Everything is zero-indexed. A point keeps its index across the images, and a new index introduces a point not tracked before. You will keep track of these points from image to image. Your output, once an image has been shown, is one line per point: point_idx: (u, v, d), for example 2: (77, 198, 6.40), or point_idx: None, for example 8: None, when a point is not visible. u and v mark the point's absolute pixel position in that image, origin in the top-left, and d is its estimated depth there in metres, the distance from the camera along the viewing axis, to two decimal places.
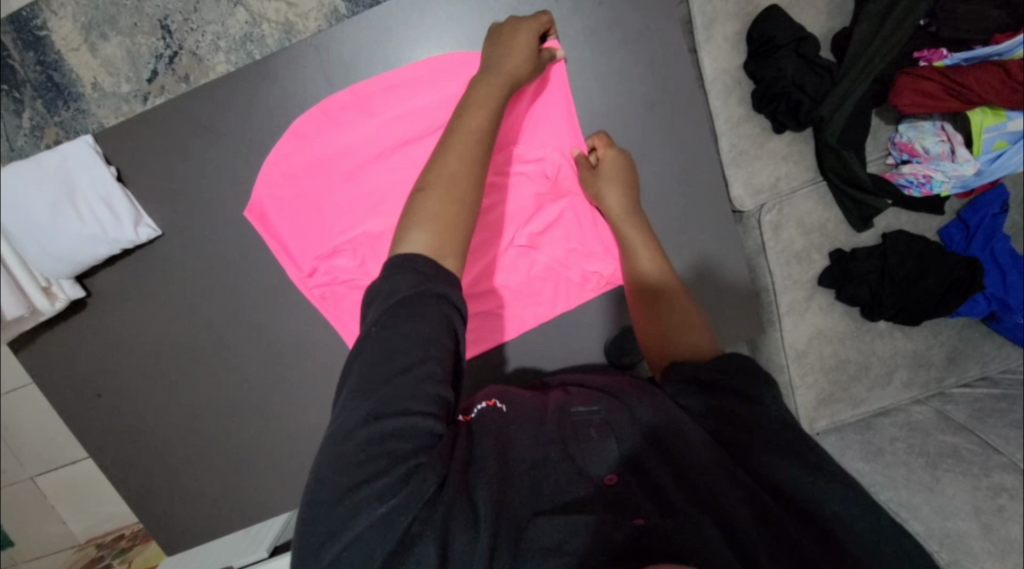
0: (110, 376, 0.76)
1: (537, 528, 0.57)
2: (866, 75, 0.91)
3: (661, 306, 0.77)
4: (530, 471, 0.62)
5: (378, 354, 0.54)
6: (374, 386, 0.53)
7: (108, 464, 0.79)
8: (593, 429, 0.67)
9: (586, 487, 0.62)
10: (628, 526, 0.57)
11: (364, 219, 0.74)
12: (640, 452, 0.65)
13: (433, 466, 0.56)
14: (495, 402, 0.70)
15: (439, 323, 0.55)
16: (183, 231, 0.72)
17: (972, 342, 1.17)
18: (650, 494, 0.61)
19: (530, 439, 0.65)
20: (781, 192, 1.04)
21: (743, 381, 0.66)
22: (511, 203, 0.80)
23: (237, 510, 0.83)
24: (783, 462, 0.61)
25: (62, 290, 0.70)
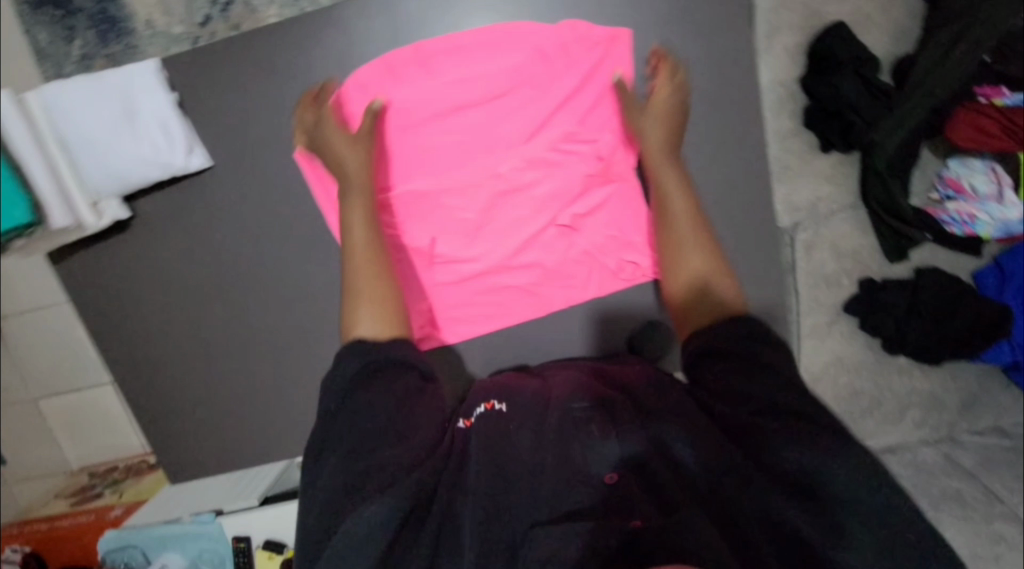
0: (142, 299, 0.78)
1: (533, 542, 0.56)
2: (924, 105, 0.89)
3: (680, 253, 0.72)
4: (523, 466, 0.63)
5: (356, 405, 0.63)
6: (356, 421, 0.63)
7: (133, 384, 0.83)
8: (594, 427, 0.66)
9: (587, 489, 0.60)
10: (620, 530, 0.55)
11: (411, 178, 0.74)
12: (638, 450, 0.64)
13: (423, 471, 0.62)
14: (492, 405, 0.72)
15: (399, 376, 0.66)
16: (231, 167, 0.73)
17: (988, 391, 1.15)
18: (650, 492, 0.61)
19: (527, 439, 0.66)
20: (819, 213, 1.03)
21: (761, 374, 0.61)
22: (559, 182, 0.76)
23: (249, 447, 0.86)
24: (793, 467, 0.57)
25: (108, 208, 0.70)
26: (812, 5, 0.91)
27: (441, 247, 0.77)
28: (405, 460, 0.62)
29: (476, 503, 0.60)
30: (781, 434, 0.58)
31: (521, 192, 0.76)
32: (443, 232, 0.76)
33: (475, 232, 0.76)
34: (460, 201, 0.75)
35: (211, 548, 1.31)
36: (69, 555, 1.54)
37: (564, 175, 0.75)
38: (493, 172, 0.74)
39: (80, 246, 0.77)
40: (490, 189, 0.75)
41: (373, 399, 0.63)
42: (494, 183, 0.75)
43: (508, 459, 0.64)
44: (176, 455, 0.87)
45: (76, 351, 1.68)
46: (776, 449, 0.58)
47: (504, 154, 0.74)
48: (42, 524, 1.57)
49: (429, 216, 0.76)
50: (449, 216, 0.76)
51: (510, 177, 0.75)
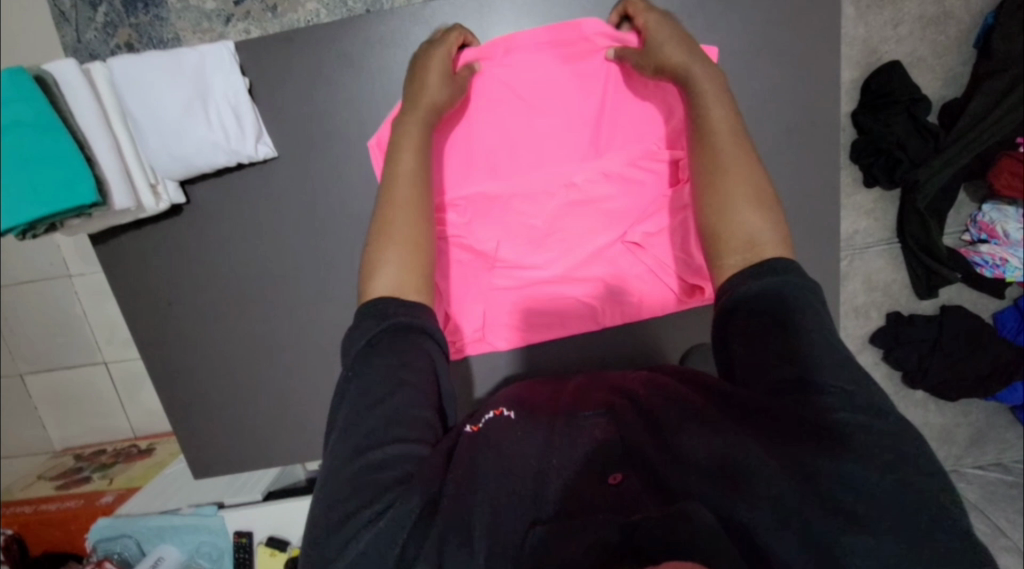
0: (189, 285, 0.76)
1: (532, 538, 0.50)
2: (971, 150, 0.91)
3: (728, 183, 0.58)
4: (515, 463, 0.55)
5: (364, 385, 0.54)
6: (360, 418, 0.52)
7: (166, 372, 0.79)
8: (597, 433, 0.59)
9: (587, 487, 0.55)
10: (619, 522, 0.49)
11: (484, 180, 0.73)
12: (643, 445, 0.57)
13: (426, 468, 0.52)
14: (503, 410, 0.62)
15: (415, 350, 0.56)
16: (298, 157, 0.71)
17: (996, 428, 1.19)
18: (655, 489, 0.54)
19: (532, 441, 0.58)
20: (856, 245, 1.05)
21: (807, 341, 0.50)
22: (631, 197, 0.74)
23: (280, 446, 0.83)
24: (814, 447, 0.48)
25: (166, 192, 0.68)
26: (870, 42, 0.93)
27: (505, 252, 0.75)
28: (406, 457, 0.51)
29: (477, 500, 0.51)
30: (794, 408, 0.49)
31: (591, 204, 0.74)
32: (510, 237, 0.75)
33: (541, 240, 0.75)
34: (531, 207, 0.74)
35: (211, 541, 1.28)
36: (54, 539, 1.48)
37: (638, 191, 0.73)
38: (567, 181, 0.73)
39: (125, 227, 0.73)
40: (561, 197, 0.74)
41: (385, 376, 0.54)
42: (566, 192, 0.73)
43: (506, 456, 0.55)
44: (199, 450, 0.83)
45: (69, 331, 1.61)
46: (804, 423, 0.48)
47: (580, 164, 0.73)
48: (22, 508, 1.49)
49: (498, 219, 0.74)
50: (517, 222, 0.74)
51: (583, 187, 0.73)
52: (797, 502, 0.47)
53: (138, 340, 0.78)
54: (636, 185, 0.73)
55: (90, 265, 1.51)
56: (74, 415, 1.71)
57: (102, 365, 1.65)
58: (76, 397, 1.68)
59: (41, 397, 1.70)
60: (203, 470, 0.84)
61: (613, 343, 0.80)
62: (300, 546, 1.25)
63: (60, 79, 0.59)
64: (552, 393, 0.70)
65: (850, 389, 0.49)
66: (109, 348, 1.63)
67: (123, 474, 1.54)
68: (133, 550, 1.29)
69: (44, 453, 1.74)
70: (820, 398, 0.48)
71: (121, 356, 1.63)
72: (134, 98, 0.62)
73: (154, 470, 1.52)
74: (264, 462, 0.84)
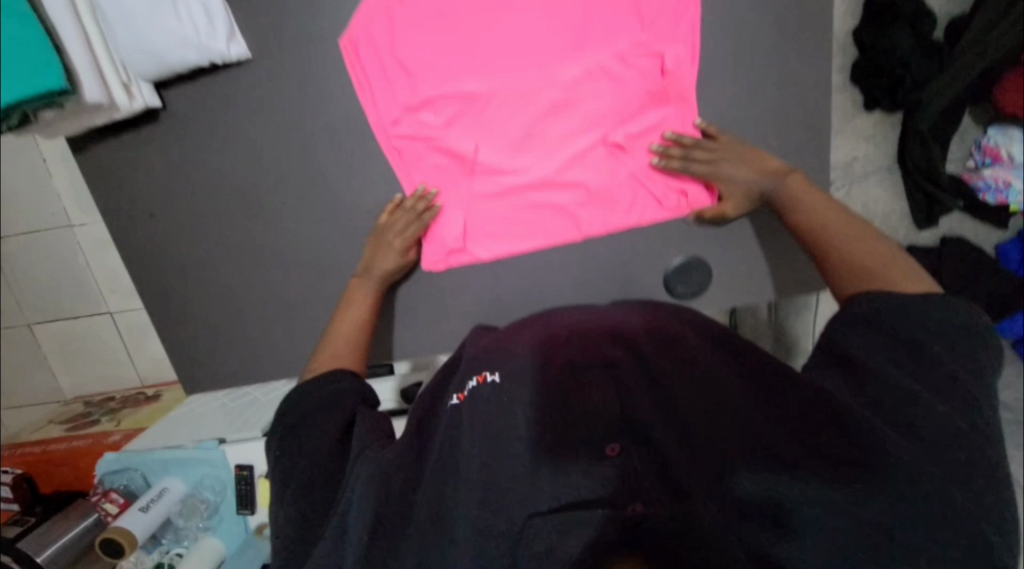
0: (172, 197, 0.76)
1: (533, 527, 0.56)
2: (978, 64, 0.86)
3: (845, 253, 0.63)
4: (508, 442, 0.61)
5: (303, 428, 0.65)
6: (299, 449, 0.64)
7: (155, 287, 0.81)
8: (595, 393, 0.66)
9: (595, 467, 0.59)
10: (625, 517, 0.54)
11: (457, 79, 0.71)
12: (641, 412, 0.64)
13: (399, 465, 0.63)
14: (486, 376, 0.67)
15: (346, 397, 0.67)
16: (272, 61, 0.70)
17: (996, 364, 1.17)
18: (657, 473, 0.60)
19: (534, 407, 0.64)
20: (854, 173, 1.02)
21: (830, 372, 0.58)
22: (610, 96, 0.72)
23: (267, 362, 0.84)
24: (832, 473, 0.54)
25: (140, 93, 0.68)
26: None
27: (484, 157, 0.74)
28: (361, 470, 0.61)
29: (468, 495, 0.59)
30: (815, 411, 0.56)
31: (569, 105, 0.72)
32: (489, 142, 0.73)
33: (521, 144, 0.73)
34: (510, 109, 0.72)
35: (212, 474, 1.31)
36: (63, 476, 1.52)
37: (618, 89, 0.72)
38: (546, 80, 0.71)
39: (105, 134, 0.74)
40: (540, 99, 0.72)
41: (324, 419, 0.65)
42: (545, 93, 0.72)
43: (499, 432, 0.62)
44: (189, 366, 0.85)
45: (73, 281, 1.64)
46: (812, 426, 0.56)
47: (558, 62, 0.71)
48: (31, 448, 1.54)
49: (476, 122, 0.73)
50: (496, 125, 0.73)
51: (563, 86, 0.71)
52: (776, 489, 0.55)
53: (126, 253, 0.80)
54: (617, 82, 0.71)
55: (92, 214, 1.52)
56: (81, 365, 1.75)
57: (107, 316, 1.68)
58: (82, 346, 1.72)
59: (49, 346, 1.74)
60: (194, 386, 0.86)
61: (599, 257, 0.78)
62: None
63: None
64: (542, 335, 0.72)
65: (879, 396, 0.54)
66: (114, 299, 1.66)
67: (129, 417, 1.58)
68: (138, 482, 1.34)
69: (55, 401, 1.80)
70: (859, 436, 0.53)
71: (126, 306, 1.66)
72: None
73: (161, 413, 1.57)
74: (252, 379, 0.85)
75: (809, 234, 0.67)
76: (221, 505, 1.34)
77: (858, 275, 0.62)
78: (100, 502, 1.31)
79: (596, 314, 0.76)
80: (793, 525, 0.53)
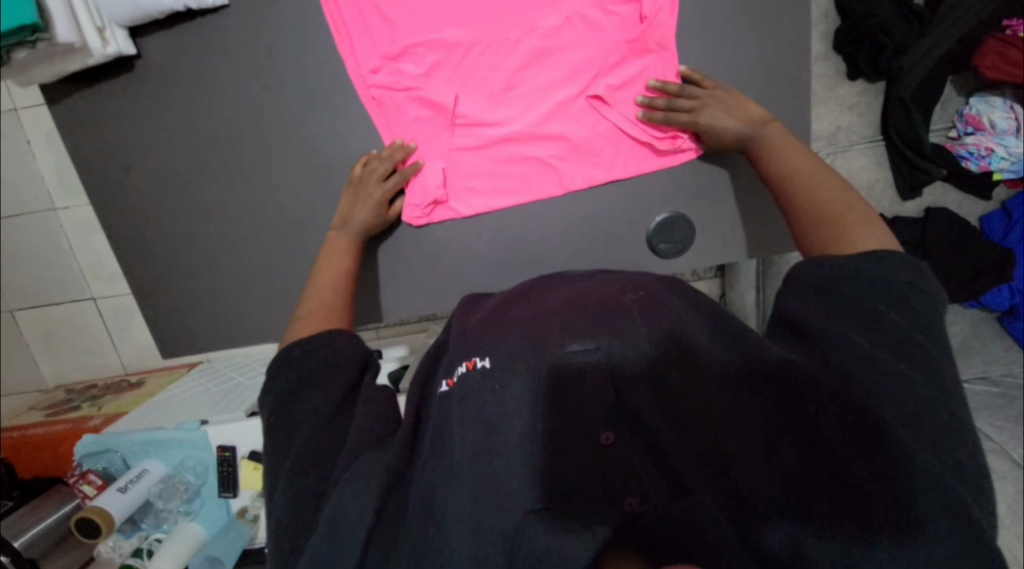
0: (147, 151, 0.75)
1: (519, 535, 0.46)
2: (957, 30, 0.88)
3: (812, 200, 0.60)
4: (494, 441, 0.52)
5: (297, 393, 0.57)
6: (295, 424, 0.56)
7: (130, 245, 0.79)
8: (586, 374, 0.55)
9: (578, 463, 0.50)
10: (619, 514, 0.46)
11: (436, 29, 0.72)
12: (636, 402, 0.53)
13: (395, 454, 0.53)
14: (475, 362, 0.57)
15: (349, 365, 0.59)
16: (252, 12, 0.71)
17: (981, 339, 1.17)
18: (652, 458, 0.51)
19: (515, 396, 0.54)
20: (838, 143, 1.03)
21: (839, 351, 0.47)
22: (589, 48, 0.72)
23: (241, 326, 0.81)
24: (877, 470, 0.44)
25: (114, 39, 0.67)
26: None
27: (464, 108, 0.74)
28: (356, 456, 0.53)
29: (454, 490, 0.50)
30: (834, 409, 0.46)
31: (548, 56, 0.73)
32: (469, 92, 0.73)
33: (501, 95, 0.74)
34: (490, 59, 0.72)
35: (194, 456, 1.29)
36: (42, 463, 1.49)
37: (597, 38, 0.72)
38: (524, 29, 0.72)
39: (80, 84, 0.73)
40: (519, 49, 0.72)
41: (322, 386, 0.57)
42: (524, 42, 0.72)
43: (486, 430, 0.52)
44: (164, 330, 0.83)
45: (56, 266, 1.62)
46: (831, 432, 0.46)
47: (536, 11, 0.71)
48: (9, 434, 1.51)
49: (456, 72, 0.73)
50: (476, 75, 0.73)
51: (541, 36, 0.72)
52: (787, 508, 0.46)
53: (99, 211, 0.78)
54: (594, 32, 0.72)
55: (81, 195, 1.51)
56: (63, 352, 1.72)
57: (91, 301, 1.65)
58: (65, 333, 1.70)
59: (31, 333, 1.71)
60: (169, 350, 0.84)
61: (581, 216, 0.78)
62: None
63: None
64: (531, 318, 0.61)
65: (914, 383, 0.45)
66: (98, 284, 1.63)
67: (111, 404, 1.56)
68: (118, 465, 1.31)
69: (35, 390, 1.76)
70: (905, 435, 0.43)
71: (113, 292, 1.63)
72: None
73: (143, 398, 1.54)
74: (226, 342, 0.83)
75: (776, 182, 0.64)
76: (203, 488, 1.31)
77: (825, 222, 0.57)
78: (79, 484, 1.28)
79: (582, 290, 0.65)
80: (817, 528, 0.44)
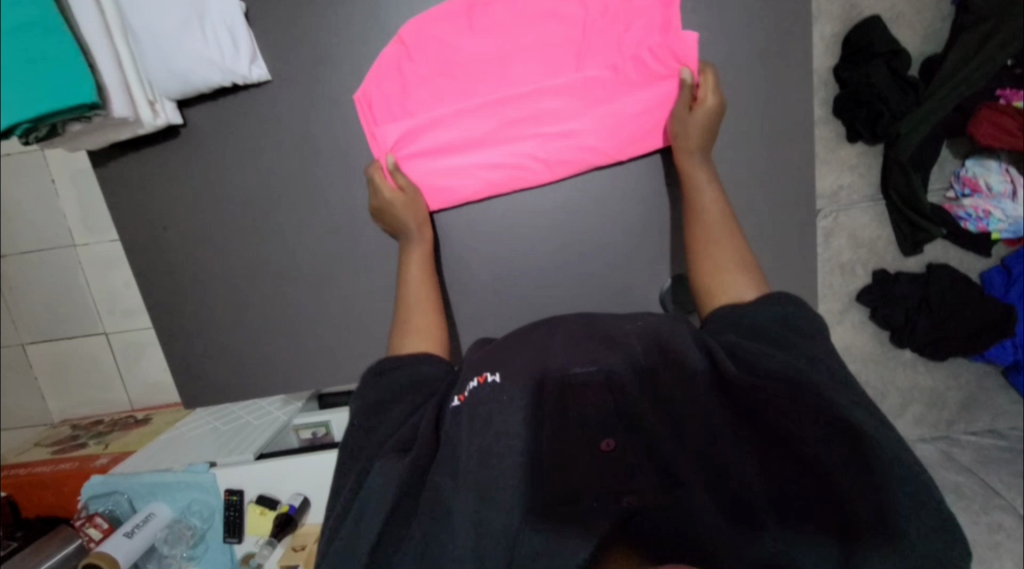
0: (195, 212, 0.82)
1: (529, 529, 0.54)
2: (951, 101, 0.91)
3: (715, 246, 0.73)
4: (502, 443, 0.58)
5: (378, 400, 0.68)
6: (374, 427, 0.66)
7: (174, 294, 0.85)
8: (593, 392, 0.63)
9: (592, 466, 0.59)
10: (618, 507, 0.55)
11: (457, 128, 0.78)
12: (641, 415, 0.60)
13: (412, 461, 0.59)
14: (486, 376, 0.64)
15: (430, 372, 0.70)
16: (293, 89, 0.78)
17: (988, 392, 1.18)
18: (651, 462, 0.58)
19: (524, 415, 0.61)
20: (840, 202, 1.07)
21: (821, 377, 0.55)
22: (599, 140, 0.79)
23: (282, 369, 0.89)
24: (840, 475, 0.52)
25: (164, 110, 0.74)
26: None
27: (489, 189, 0.82)
28: (389, 455, 0.60)
29: (459, 488, 0.56)
30: (827, 430, 0.53)
31: (562, 149, 0.79)
32: (492, 177, 0.80)
33: (523, 178, 0.81)
34: (512, 148, 0.79)
35: (201, 499, 1.28)
36: (49, 502, 1.53)
37: (609, 126, 0.78)
38: (542, 121, 0.78)
39: (130, 147, 0.80)
40: (538, 137, 0.79)
41: (405, 392, 0.68)
42: (542, 132, 0.78)
43: (493, 433, 0.59)
44: (206, 375, 0.89)
45: (70, 301, 1.63)
46: (816, 448, 0.53)
47: (553, 104, 0.77)
48: (15, 471, 1.54)
49: (481, 159, 0.80)
50: (499, 162, 0.80)
51: (558, 125, 0.78)
52: (777, 502, 0.56)
53: (150, 263, 0.84)
54: (607, 121, 0.78)
55: (107, 234, 1.54)
56: (71, 387, 1.72)
57: (102, 336, 1.65)
58: (74, 368, 1.69)
59: (40, 368, 1.71)
60: (211, 392, 0.90)
61: (590, 269, 0.87)
62: (289, 503, 1.25)
63: None
64: (540, 347, 0.68)
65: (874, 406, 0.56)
66: (111, 320, 1.63)
67: (117, 443, 1.55)
68: (124, 507, 1.32)
69: (41, 424, 1.75)
70: (867, 445, 0.51)
71: (128, 327, 1.63)
72: (133, 12, 0.67)
73: (149, 437, 1.54)
74: (266, 384, 0.90)
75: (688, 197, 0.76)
76: (207, 532, 1.32)
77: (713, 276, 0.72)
78: (85, 526, 1.28)
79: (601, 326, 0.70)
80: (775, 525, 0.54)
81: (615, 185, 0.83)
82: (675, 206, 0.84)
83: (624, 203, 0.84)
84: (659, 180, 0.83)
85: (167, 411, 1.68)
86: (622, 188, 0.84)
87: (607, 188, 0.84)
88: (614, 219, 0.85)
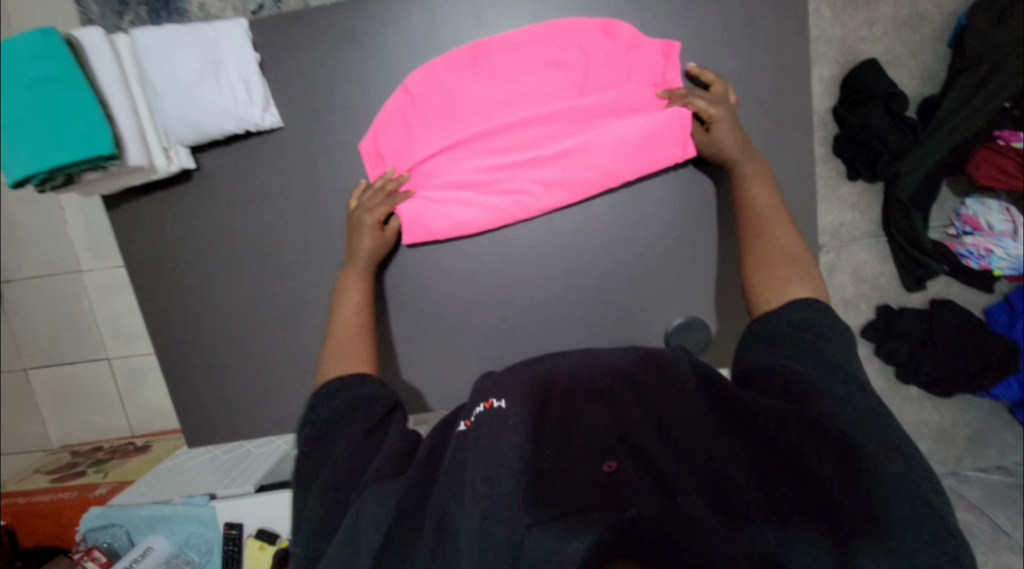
0: (203, 252, 0.83)
1: (530, 541, 0.49)
2: (950, 140, 0.92)
3: (764, 239, 0.68)
4: (500, 463, 0.55)
5: (330, 419, 0.64)
6: (330, 448, 0.62)
7: (181, 332, 0.86)
8: (596, 415, 0.59)
9: (586, 487, 0.51)
10: (618, 515, 0.48)
11: (460, 164, 0.80)
12: (638, 435, 0.55)
13: (410, 486, 0.56)
14: (493, 403, 0.62)
15: (380, 396, 0.66)
16: (302, 132, 0.80)
17: (995, 428, 1.18)
18: (653, 477, 0.52)
19: (520, 442, 0.57)
20: (842, 238, 1.08)
21: (823, 404, 0.53)
22: (598, 170, 0.80)
23: (286, 406, 0.89)
24: (842, 489, 0.49)
25: (177, 156, 0.77)
26: (848, 41, 0.97)
27: (490, 220, 0.83)
28: (377, 480, 0.58)
29: (467, 509, 0.53)
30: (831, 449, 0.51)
31: (562, 180, 0.80)
32: (495, 210, 0.82)
33: (524, 210, 0.82)
34: (513, 182, 0.81)
35: (199, 533, 1.27)
36: (48, 529, 1.54)
37: (608, 165, 0.80)
38: (544, 156, 0.80)
39: (143, 191, 0.82)
40: (540, 174, 0.81)
41: (362, 412, 0.64)
42: (543, 171, 0.81)
43: (489, 456, 0.55)
44: (211, 412, 0.90)
45: (75, 326, 1.63)
46: (797, 450, 0.51)
47: (553, 141, 0.79)
48: (16, 499, 1.55)
49: (485, 194, 0.82)
50: (501, 196, 0.82)
51: (559, 161, 0.80)
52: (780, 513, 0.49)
53: (160, 301, 0.86)
54: (608, 155, 0.79)
55: (113, 263, 1.53)
56: (71, 412, 1.71)
57: (106, 361, 1.64)
58: (76, 395, 1.69)
59: (42, 393, 1.70)
60: (215, 430, 0.90)
61: (594, 307, 0.88)
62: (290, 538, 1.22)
63: (88, 44, 0.69)
64: (543, 374, 0.67)
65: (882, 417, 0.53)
66: (114, 345, 1.63)
67: (116, 472, 1.54)
68: (121, 541, 1.30)
69: (40, 450, 1.74)
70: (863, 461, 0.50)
71: (130, 352, 1.63)
72: (154, 68, 0.72)
73: (148, 466, 1.53)
74: (269, 422, 0.89)
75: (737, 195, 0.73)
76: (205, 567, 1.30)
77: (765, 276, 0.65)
78: (83, 559, 1.27)
79: (601, 358, 0.69)
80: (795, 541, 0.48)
81: (620, 225, 0.84)
82: (677, 247, 0.85)
83: (629, 243, 0.85)
84: (660, 221, 0.84)
85: (168, 436, 1.67)
86: (624, 227, 0.84)
87: (612, 229, 0.85)
88: (618, 258, 0.86)
